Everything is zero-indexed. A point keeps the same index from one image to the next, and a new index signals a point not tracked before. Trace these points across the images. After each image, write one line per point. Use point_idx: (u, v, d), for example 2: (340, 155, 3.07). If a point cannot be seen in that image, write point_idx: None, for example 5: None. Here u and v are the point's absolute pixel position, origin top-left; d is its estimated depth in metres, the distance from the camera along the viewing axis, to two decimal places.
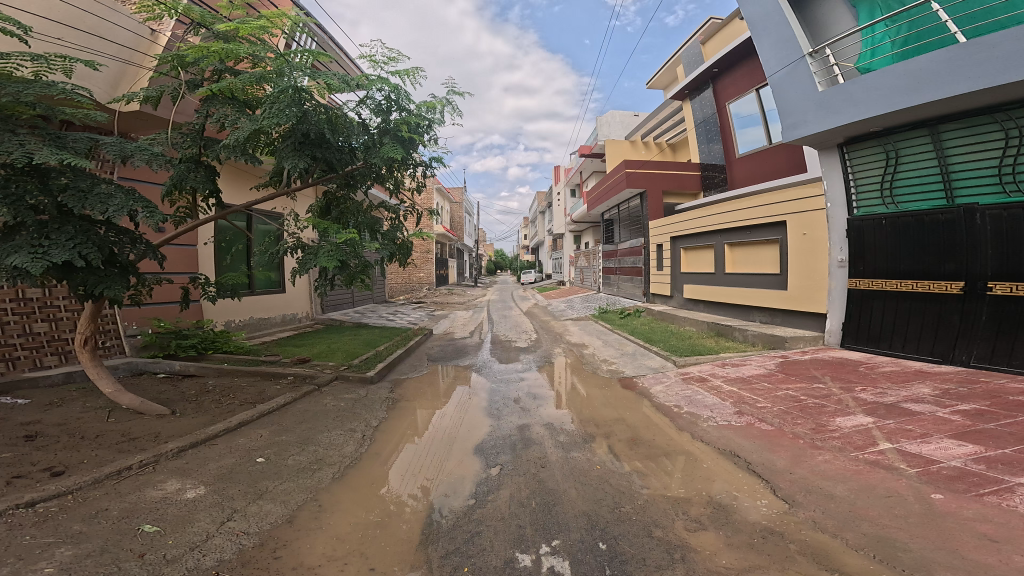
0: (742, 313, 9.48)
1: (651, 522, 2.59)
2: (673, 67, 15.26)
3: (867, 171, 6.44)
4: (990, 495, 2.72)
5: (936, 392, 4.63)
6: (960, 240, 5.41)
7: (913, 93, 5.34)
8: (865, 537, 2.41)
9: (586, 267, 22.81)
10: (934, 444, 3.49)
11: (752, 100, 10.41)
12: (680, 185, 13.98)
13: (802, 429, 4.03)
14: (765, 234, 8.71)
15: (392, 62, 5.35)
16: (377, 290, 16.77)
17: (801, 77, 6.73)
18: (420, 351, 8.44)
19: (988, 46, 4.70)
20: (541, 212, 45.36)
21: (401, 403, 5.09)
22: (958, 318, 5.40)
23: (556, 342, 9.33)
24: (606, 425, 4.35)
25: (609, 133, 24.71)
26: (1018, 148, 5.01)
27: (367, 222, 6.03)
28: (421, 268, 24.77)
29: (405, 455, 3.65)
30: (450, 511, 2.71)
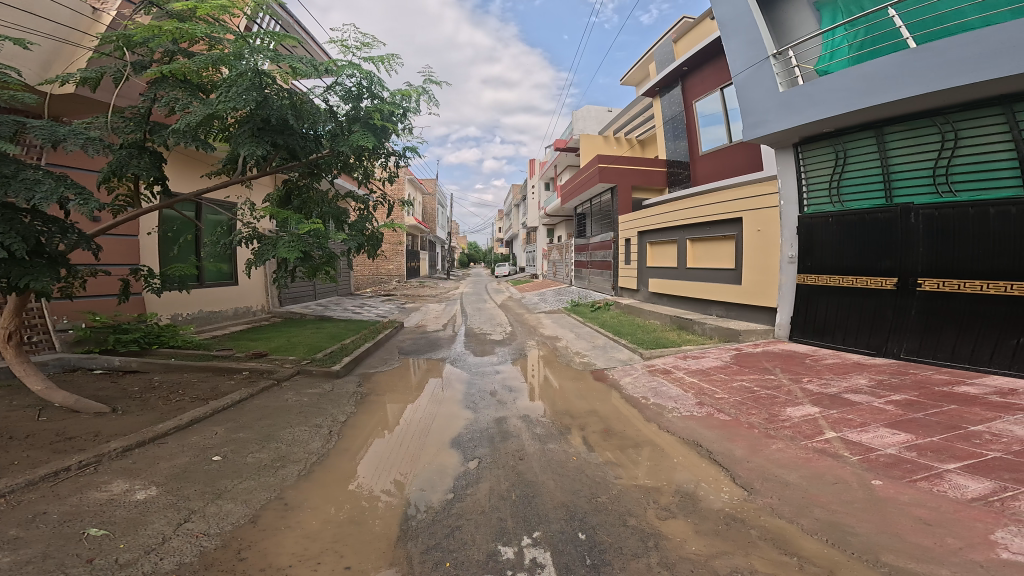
0: (701, 306, 9.79)
1: (625, 511, 2.66)
2: (646, 64, 15.49)
3: (819, 170, 6.73)
4: (924, 481, 2.93)
5: (873, 382, 4.94)
6: (896, 238, 5.73)
7: (865, 96, 5.60)
8: (818, 522, 2.55)
9: (558, 260, 22.98)
10: (871, 433, 3.72)
11: (716, 99, 10.69)
12: (647, 181, 14.40)
13: (757, 419, 4.21)
14: (723, 230, 9.00)
15: (364, 48, 5.27)
16: (343, 283, 16.42)
17: (764, 77, 6.95)
18: (391, 344, 8.34)
19: (935, 52, 4.96)
20: (515, 207, 45.47)
21: (372, 398, 5.00)
22: (892, 313, 5.74)
23: (530, 335, 9.39)
24: (580, 417, 4.42)
25: (584, 128, 24.89)
26: (951, 151, 5.32)
27: (333, 212, 5.88)
28: (391, 261, 24.36)
29: (375, 449, 3.60)
30: (428, 506, 2.68)
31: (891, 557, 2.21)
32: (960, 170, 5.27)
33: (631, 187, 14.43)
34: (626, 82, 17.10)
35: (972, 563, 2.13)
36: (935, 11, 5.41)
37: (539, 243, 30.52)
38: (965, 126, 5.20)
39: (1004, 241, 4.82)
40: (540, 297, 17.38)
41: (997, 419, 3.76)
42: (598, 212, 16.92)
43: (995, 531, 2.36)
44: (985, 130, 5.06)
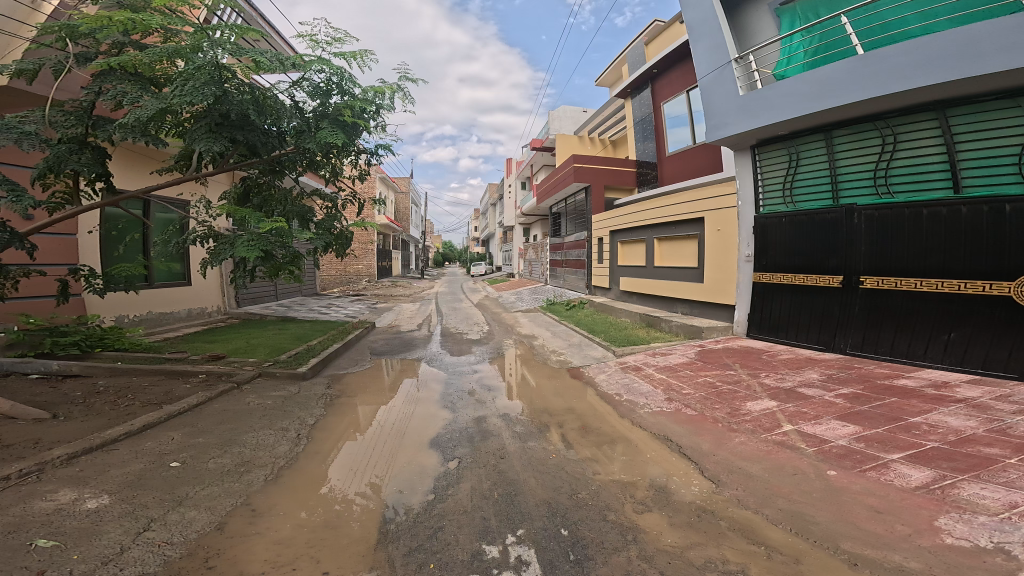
0: (667, 304, 10.01)
1: (604, 507, 2.70)
2: (619, 66, 15.74)
3: (774, 172, 6.98)
4: (873, 470, 3.08)
5: (823, 376, 5.18)
6: (841, 237, 6.00)
7: (816, 99, 5.85)
8: (781, 512, 2.65)
9: (534, 259, 23.06)
10: (824, 425, 3.89)
11: (682, 101, 10.94)
12: (619, 181, 14.63)
13: (721, 414, 4.35)
14: (687, 229, 9.23)
15: (336, 44, 5.24)
16: (308, 283, 16.03)
17: (726, 81, 7.16)
18: (362, 344, 8.20)
19: (879, 59, 5.20)
20: (492, 206, 45.36)
21: (342, 400, 4.91)
22: (838, 310, 6.01)
23: (507, 334, 9.41)
24: (557, 414, 4.47)
25: (560, 128, 25.07)
26: (891, 154, 5.59)
27: (297, 211, 5.75)
28: (360, 260, 23.96)
29: (346, 452, 3.54)
30: (407, 509, 2.65)
31: (850, 544, 2.31)
32: (898, 172, 5.54)
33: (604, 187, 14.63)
34: (599, 83, 17.29)
35: (920, 547, 2.25)
36: (883, 20, 5.66)
37: (515, 242, 30.54)
38: (903, 130, 5.46)
39: (934, 241, 5.10)
40: (516, 296, 17.42)
41: (934, 411, 3.98)
42: (573, 212, 17.08)
43: (938, 517, 2.50)
44: (921, 134, 5.32)
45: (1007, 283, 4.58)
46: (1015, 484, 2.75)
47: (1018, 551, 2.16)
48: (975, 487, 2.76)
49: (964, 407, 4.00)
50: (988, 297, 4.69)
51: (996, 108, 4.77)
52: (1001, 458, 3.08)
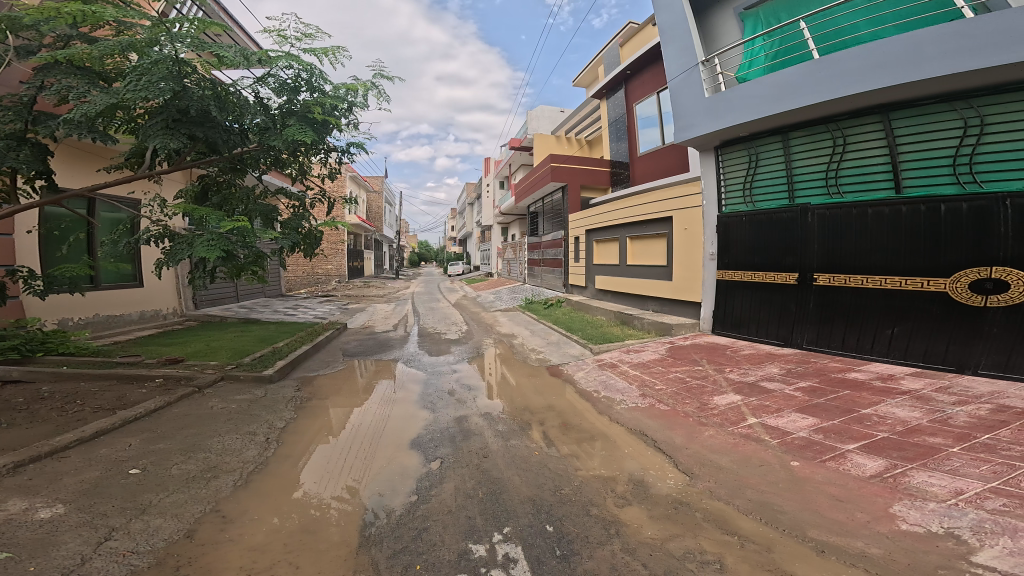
0: (639, 302, 10.19)
1: (587, 502, 2.73)
2: (595, 67, 15.92)
3: (735, 172, 7.19)
4: (833, 460, 3.21)
5: (783, 370, 5.37)
6: (797, 235, 6.21)
7: (775, 102, 6.04)
8: (751, 503, 2.74)
9: (512, 258, 23.05)
10: (785, 418, 4.03)
11: (653, 102, 11.14)
12: (594, 180, 14.78)
13: (691, 408, 4.46)
14: (657, 228, 9.41)
15: (305, 40, 5.13)
16: (273, 285, 15.60)
17: (693, 83, 7.33)
18: (334, 346, 8.05)
19: (832, 63, 5.39)
20: (469, 206, 45.14)
21: (314, 402, 4.81)
22: (794, 306, 6.23)
23: (486, 334, 9.38)
24: (538, 412, 4.49)
25: (538, 128, 25.15)
26: (841, 156, 5.80)
27: (262, 210, 5.61)
28: (329, 261, 23.48)
29: (318, 455, 3.47)
30: (388, 512, 2.61)
31: (816, 532, 2.41)
32: (848, 173, 5.76)
33: (580, 187, 14.77)
34: (576, 83, 17.40)
35: (880, 534, 2.36)
36: (839, 27, 5.86)
37: (493, 241, 30.49)
38: (852, 133, 5.68)
39: (880, 239, 5.32)
40: (493, 295, 17.40)
41: (882, 402, 4.17)
42: (550, 211, 17.18)
43: (893, 505, 2.62)
44: (867, 136, 5.54)
45: (944, 279, 4.81)
46: (959, 471, 2.90)
47: (966, 535, 2.28)
48: (924, 475, 2.90)
49: (908, 398, 4.20)
50: (928, 292, 4.92)
51: (934, 111, 4.99)
52: (945, 446, 3.25)
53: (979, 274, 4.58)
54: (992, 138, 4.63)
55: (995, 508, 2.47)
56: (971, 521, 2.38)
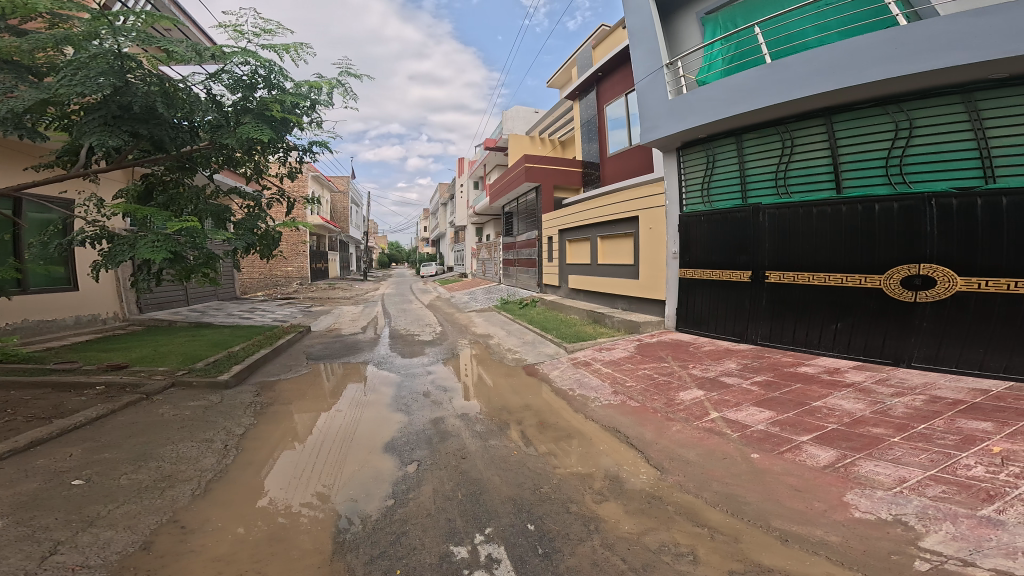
0: (609, 300, 10.35)
1: (566, 499, 2.75)
2: (569, 68, 16.09)
3: (694, 173, 7.38)
4: (789, 451, 3.35)
5: (740, 365, 5.55)
6: (749, 234, 6.42)
7: (730, 105, 6.23)
8: (718, 495, 2.83)
9: (487, 259, 23.02)
10: (744, 411, 4.18)
11: (621, 104, 11.33)
12: (567, 181, 14.91)
13: (659, 404, 4.56)
14: (624, 228, 9.58)
15: (265, 35, 4.99)
16: (225, 288, 15.05)
17: (658, 86, 7.49)
18: (297, 349, 7.84)
19: (784, 68, 5.59)
20: (442, 206, 44.83)
21: (276, 407, 4.68)
22: (748, 302, 6.44)
23: (461, 334, 9.34)
24: (516, 412, 4.50)
25: (512, 128, 25.22)
26: (789, 157, 6.03)
27: (213, 210, 5.42)
28: (288, 263, 22.88)
29: (284, 462, 3.39)
30: (362, 517, 2.57)
31: (779, 522, 2.50)
32: (795, 174, 5.99)
33: (553, 187, 14.89)
34: (550, 83, 17.49)
35: (836, 522, 2.47)
36: (788, 32, 6.12)
37: (467, 241, 30.39)
38: (799, 135, 5.91)
39: (823, 237, 5.56)
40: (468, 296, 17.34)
41: (830, 395, 4.37)
42: (524, 211, 17.26)
43: (847, 494, 2.74)
44: (812, 138, 5.78)
45: (879, 276, 5.06)
46: (901, 460, 3.06)
47: (912, 520, 2.41)
48: (871, 464, 3.05)
49: (852, 391, 4.41)
50: (866, 288, 5.17)
51: (870, 114, 5.24)
52: (886, 436, 3.42)
53: (909, 270, 4.84)
54: (920, 140, 4.88)
55: (936, 495, 2.62)
56: (915, 508, 2.51)
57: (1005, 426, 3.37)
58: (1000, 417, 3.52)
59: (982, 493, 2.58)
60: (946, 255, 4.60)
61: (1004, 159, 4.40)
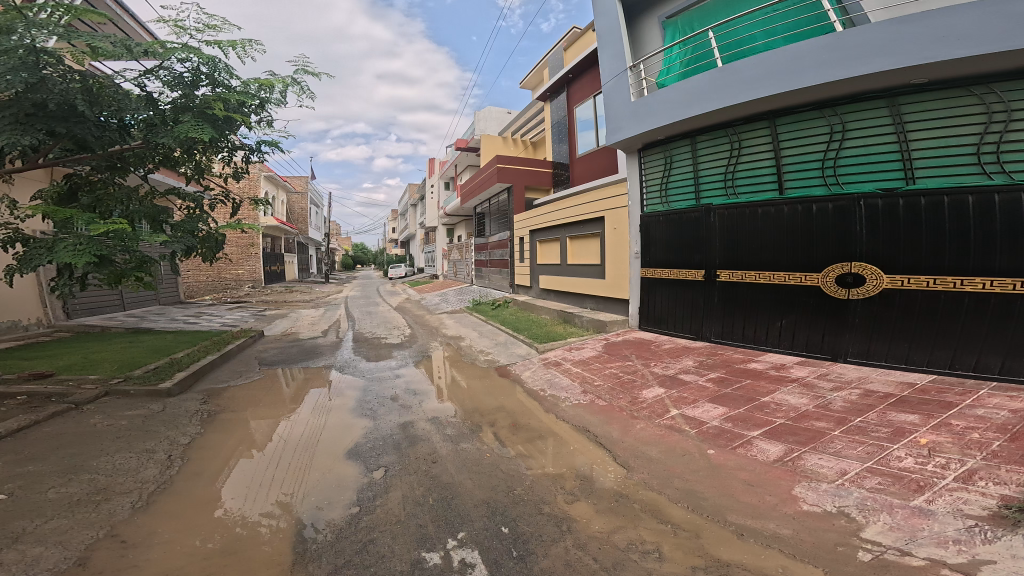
0: (578, 300, 10.47)
1: (539, 500, 2.77)
2: (541, 70, 16.22)
3: (654, 174, 7.54)
4: (741, 447, 3.47)
5: (697, 363, 5.70)
6: (702, 234, 6.61)
7: (685, 107, 6.37)
8: (678, 491, 2.90)
9: (459, 260, 22.89)
10: (701, 408, 4.30)
11: (590, 106, 11.48)
12: (537, 181, 14.97)
13: (625, 402, 4.64)
14: (591, 228, 9.71)
15: (207, 31, 4.87)
16: (165, 292, 14.33)
17: (621, 87, 7.63)
18: (248, 355, 7.55)
19: (734, 72, 5.73)
20: (411, 207, 44.24)
21: (224, 415, 4.50)
22: (703, 301, 6.63)
23: (432, 336, 9.25)
24: (488, 414, 4.48)
25: (485, 129, 25.21)
26: (737, 159, 6.23)
27: (145, 212, 5.11)
28: (238, 266, 21.97)
29: (241, 470, 3.27)
30: (328, 525, 2.51)
31: (734, 516, 2.59)
32: (743, 175, 6.19)
33: (524, 188, 14.95)
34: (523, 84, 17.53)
35: (786, 515, 2.58)
36: (739, 36, 6.32)
37: (438, 242, 30.15)
38: (746, 138, 6.11)
39: (768, 237, 5.79)
40: (439, 297, 17.18)
41: (777, 390, 4.55)
42: (496, 212, 17.26)
43: (795, 487, 2.86)
44: (758, 142, 5.98)
45: (817, 274, 5.31)
46: (841, 453, 3.21)
47: (854, 512, 2.54)
48: (815, 457, 3.19)
49: (796, 386, 4.60)
50: (806, 286, 5.42)
51: (809, 118, 5.46)
52: (827, 430, 3.58)
53: (842, 268, 5.09)
54: (852, 143, 5.11)
55: (873, 487, 2.76)
56: (856, 500, 2.65)
57: (931, 418, 3.59)
58: (925, 409, 3.74)
59: (913, 484, 2.74)
60: (874, 254, 4.85)
61: (924, 161, 4.64)
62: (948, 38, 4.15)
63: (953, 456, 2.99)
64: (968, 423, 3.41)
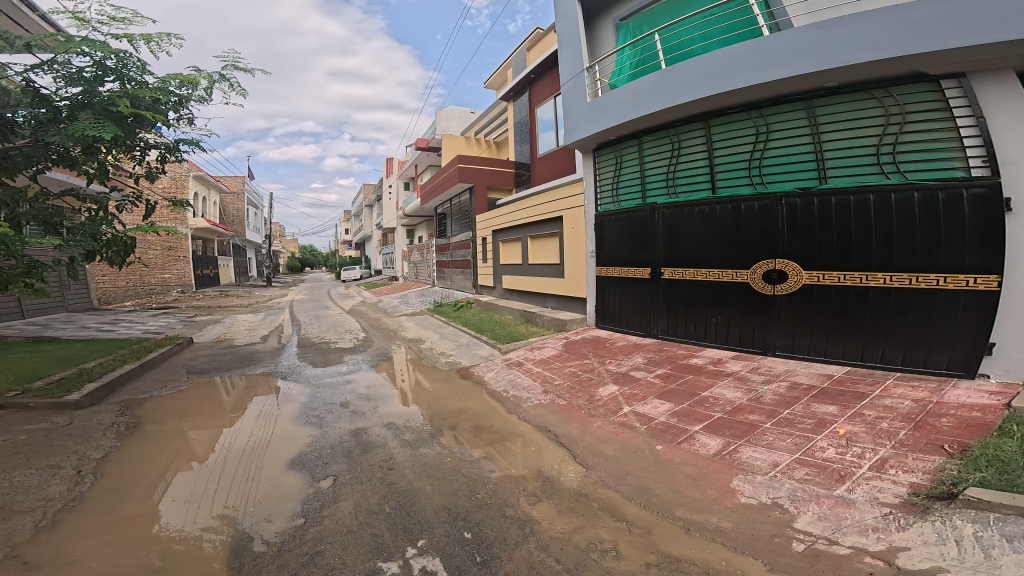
0: (539, 299, 10.56)
1: (502, 504, 2.75)
2: (505, 70, 16.25)
3: (605, 173, 7.69)
4: (685, 442, 3.59)
5: (647, 359, 5.86)
6: (647, 233, 6.80)
7: (633, 108, 6.51)
8: (632, 488, 2.97)
9: (419, 261, 22.56)
10: (649, 404, 4.42)
11: (550, 106, 11.59)
12: (499, 181, 14.97)
13: (582, 401, 4.71)
14: (551, 227, 9.81)
15: (112, 23, 4.58)
16: (65, 301, 13.11)
17: (579, 88, 7.75)
18: (172, 364, 7.08)
19: (675, 74, 5.88)
20: (367, 207, 43.16)
21: (148, 427, 4.20)
22: (650, 298, 6.82)
23: (390, 340, 9.07)
24: (449, 417, 4.44)
25: (447, 128, 24.99)
26: (676, 159, 6.43)
27: (38, 214, 4.59)
28: (164, 270, 20.57)
29: (179, 483, 3.08)
30: (272, 537, 2.42)
31: (681, 511, 2.68)
32: (682, 174, 6.38)
33: (487, 188, 14.91)
34: (488, 84, 17.52)
35: (726, 508, 2.69)
36: (680, 39, 6.50)
37: (396, 244, 29.58)
38: (685, 138, 6.31)
39: (703, 235, 6.02)
40: (399, 299, 16.86)
41: (715, 384, 4.75)
42: (458, 212, 17.15)
43: (734, 480, 2.99)
44: (696, 142, 6.19)
45: (747, 271, 5.57)
46: (773, 445, 3.37)
47: (787, 503, 2.68)
48: (750, 450, 3.34)
49: (731, 379, 4.81)
50: (738, 282, 5.67)
51: (739, 119, 5.71)
52: (759, 423, 3.75)
53: (768, 265, 5.37)
54: (775, 144, 5.37)
55: (802, 477, 2.92)
56: (788, 491, 2.80)
57: (847, 408, 3.83)
58: (842, 400, 3.99)
59: (835, 474, 2.92)
60: (794, 250, 5.15)
61: (835, 163, 4.93)
62: (858, 44, 4.39)
63: (867, 445, 3.20)
64: (879, 413, 3.66)
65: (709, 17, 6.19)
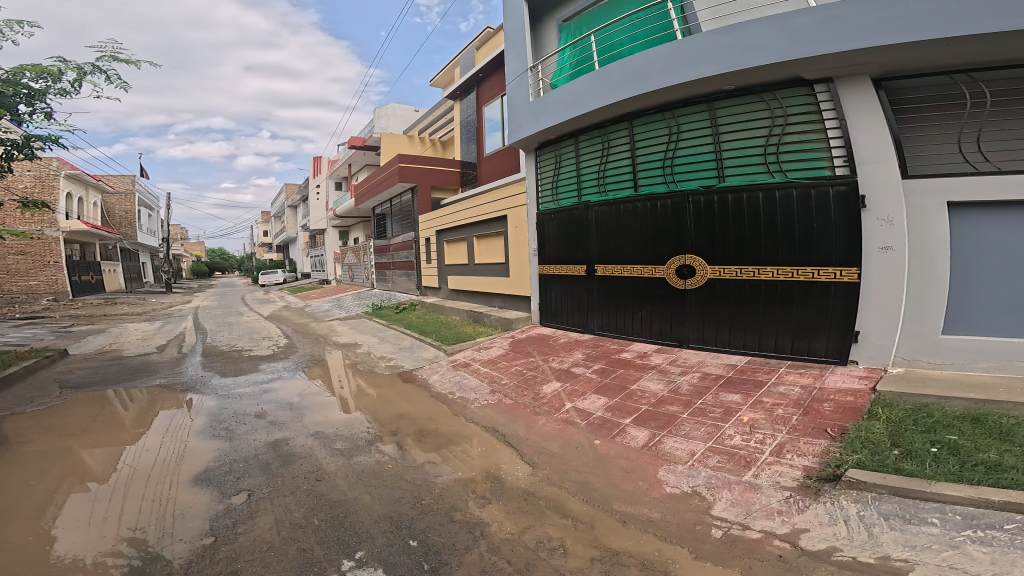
0: (486, 299, 10.54)
1: (450, 508, 2.69)
2: (452, 69, 16.10)
3: (545, 171, 7.80)
4: (619, 435, 3.69)
5: (585, 355, 5.99)
6: (582, 231, 6.99)
7: (569, 108, 6.63)
8: (576, 484, 3.00)
9: (356, 263, 21.73)
10: (588, 400, 4.51)
11: (497, 107, 11.63)
12: (444, 180, 14.77)
13: (528, 399, 4.73)
14: (495, 227, 9.81)
15: None
16: None
17: (522, 88, 7.84)
18: (36, 380, 6.21)
19: (605, 75, 6.06)
20: (292, 206, 40.74)
21: (19, 448, 3.69)
22: (585, 295, 6.99)
23: (319, 345, 8.62)
24: (391, 422, 4.29)
25: (387, 126, 24.29)
26: (606, 158, 6.62)
27: None
28: (30, 275, 18.26)
29: (73, 505, 2.75)
30: (179, 557, 2.21)
31: (617, 504, 2.74)
32: (610, 172, 6.57)
33: (431, 187, 14.66)
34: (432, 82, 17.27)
35: (655, 499, 2.78)
36: (613, 41, 6.65)
37: (328, 246, 28.24)
38: (613, 138, 6.51)
39: (627, 232, 6.27)
40: (333, 303, 16.13)
41: (641, 377, 4.94)
42: (399, 212, 16.70)
43: (660, 471, 3.10)
44: (622, 142, 6.39)
45: (662, 266, 5.85)
46: (689, 434, 3.54)
47: (704, 491, 2.81)
48: (671, 441, 3.49)
49: (654, 372, 5.02)
50: (655, 277, 5.94)
51: (655, 120, 5.96)
52: (678, 414, 3.92)
53: (680, 260, 5.67)
54: (684, 145, 5.66)
55: (715, 465, 3.08)
56: (704, 478, 2.94)
57: (748, 396, 4.10)
58: (745, 388, 4.27)
59: (742, 460, 3.10)
60: (699, 246, 5.47)
61: (732, 163, 5.28)
62: (753, 49, 4.70)
63: (767, 431, 3.43)
64: (774, 400, 3.94)
65: (637, 20, 6.37)
